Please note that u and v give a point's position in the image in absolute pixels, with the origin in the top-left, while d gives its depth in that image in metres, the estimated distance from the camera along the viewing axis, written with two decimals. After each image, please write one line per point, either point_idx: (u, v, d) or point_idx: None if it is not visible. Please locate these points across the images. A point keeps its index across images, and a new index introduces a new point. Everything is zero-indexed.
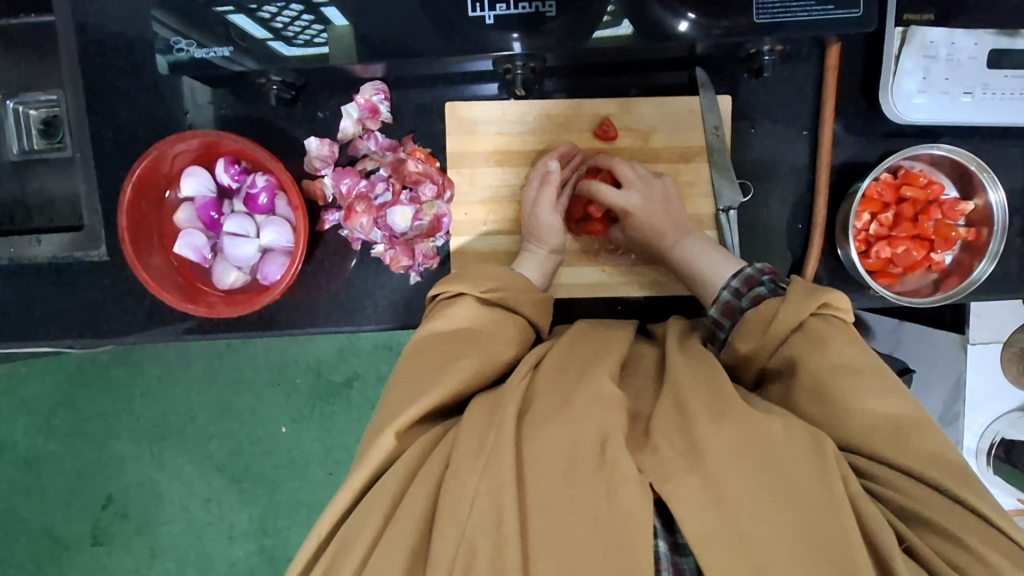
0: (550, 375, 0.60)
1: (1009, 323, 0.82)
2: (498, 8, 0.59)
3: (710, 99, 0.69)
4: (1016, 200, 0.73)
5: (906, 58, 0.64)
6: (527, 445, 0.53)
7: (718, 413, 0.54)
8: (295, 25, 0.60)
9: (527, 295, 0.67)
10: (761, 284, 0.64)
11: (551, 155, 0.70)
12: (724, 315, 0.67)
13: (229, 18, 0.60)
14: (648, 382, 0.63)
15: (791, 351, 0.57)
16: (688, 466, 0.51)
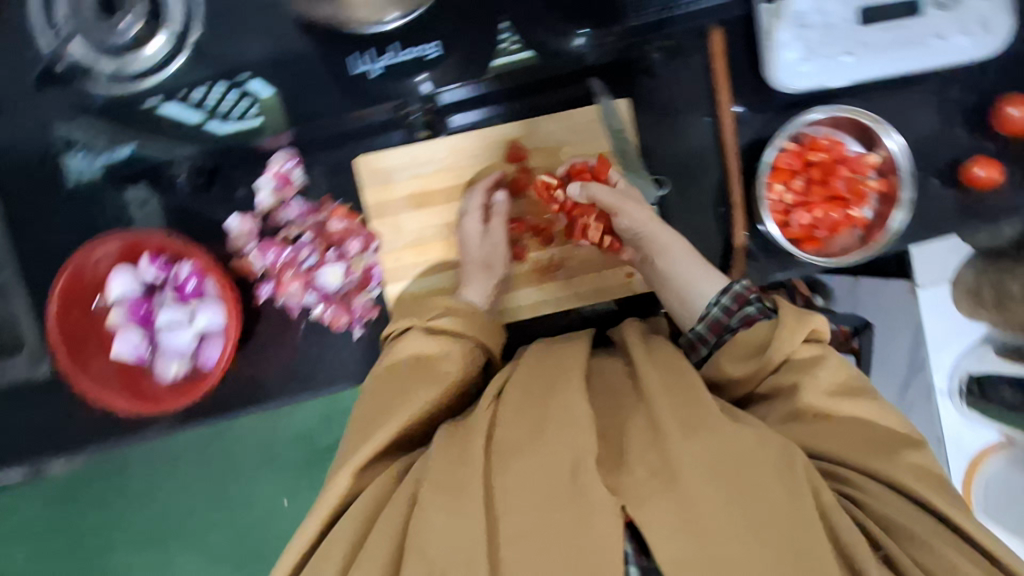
0: (514, 398, 0.58)
1: (951, 263, 0.90)
2: (383, 60, 0.59)
3: (609, 105, 0.71)
4: (929, 143, 0.74)
5: (780, 31, 0.65)
6: (497, 478, 0.51)
7: (692, 425, 0.51)
8: (223, 104, 0.61)
9: (475, 318, 0.66)
10: (751, 303, 0.61)
11: (485, 184, 0.70)
12: (710, 330, 0.63)
13: (161, 108, 0.60)
14: (614, 390, 0.61)
15: (784, 376, 0.56)
16: (662, 485, 0.49)
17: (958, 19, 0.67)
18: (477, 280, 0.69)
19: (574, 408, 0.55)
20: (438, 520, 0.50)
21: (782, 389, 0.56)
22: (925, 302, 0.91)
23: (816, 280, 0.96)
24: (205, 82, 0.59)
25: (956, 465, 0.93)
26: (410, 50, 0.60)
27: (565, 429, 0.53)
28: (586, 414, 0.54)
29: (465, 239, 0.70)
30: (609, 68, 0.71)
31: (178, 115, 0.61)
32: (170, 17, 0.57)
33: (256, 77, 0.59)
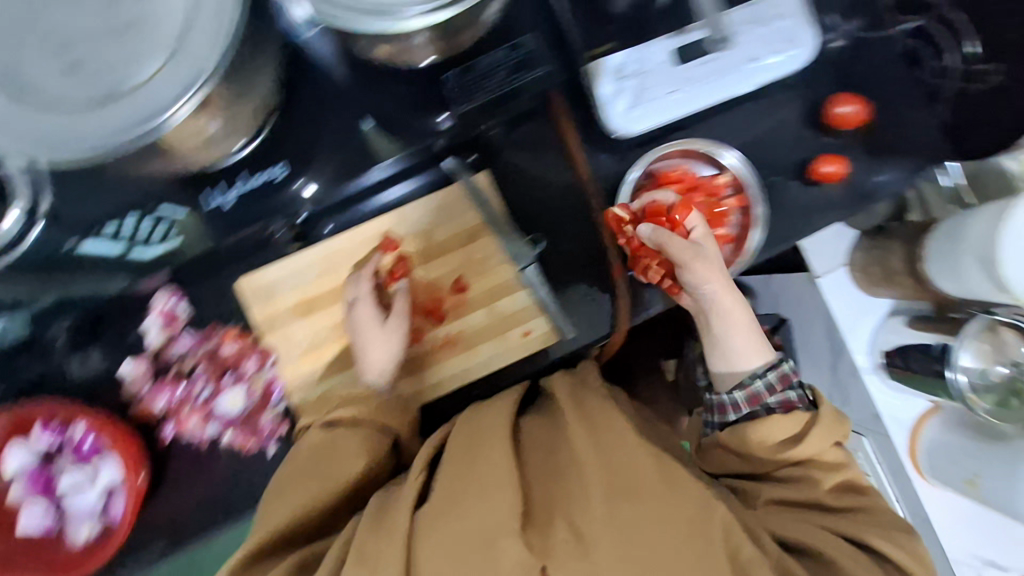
0: (447, 470, 0.61)
1: (840, 248, 0.93)
2: (231, 192, 0.60)
3: (470, 181, 0.72)
4: (775, 151, 0.78)
5: (604, 84, 0.69)
6: (422, 541, 0.56)
7: (617, 492, 0.58)
8: (139, 232, 0.60)
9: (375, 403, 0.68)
10: (793, 389, 0.67)
11: (369, 270, 0.71)
12: (748, 401, 0.67)
13: (79, 249, 0.59)
14: (542, 449, 0.66)
15: (800, 469, 0.65)
16: (579, 547, 0.55)
17: (767, 39, 0.70)
18: (372, 361, 0.71)
19: (497, 474, 0.60)
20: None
21: (796, 479, 0.65)
22: (827, 288, 0.93)
23: None
24: (114, 219, 0.57)
25: (898, 437, 0.94)
26: (260, 175, 0.61)
27: (482, 496, 0.57)
28: (512, 479, 0.59)
29: (357, 331, 0.70)
30: (467, 142, 0.70)
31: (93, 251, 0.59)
32: (13, 193, 0.53)
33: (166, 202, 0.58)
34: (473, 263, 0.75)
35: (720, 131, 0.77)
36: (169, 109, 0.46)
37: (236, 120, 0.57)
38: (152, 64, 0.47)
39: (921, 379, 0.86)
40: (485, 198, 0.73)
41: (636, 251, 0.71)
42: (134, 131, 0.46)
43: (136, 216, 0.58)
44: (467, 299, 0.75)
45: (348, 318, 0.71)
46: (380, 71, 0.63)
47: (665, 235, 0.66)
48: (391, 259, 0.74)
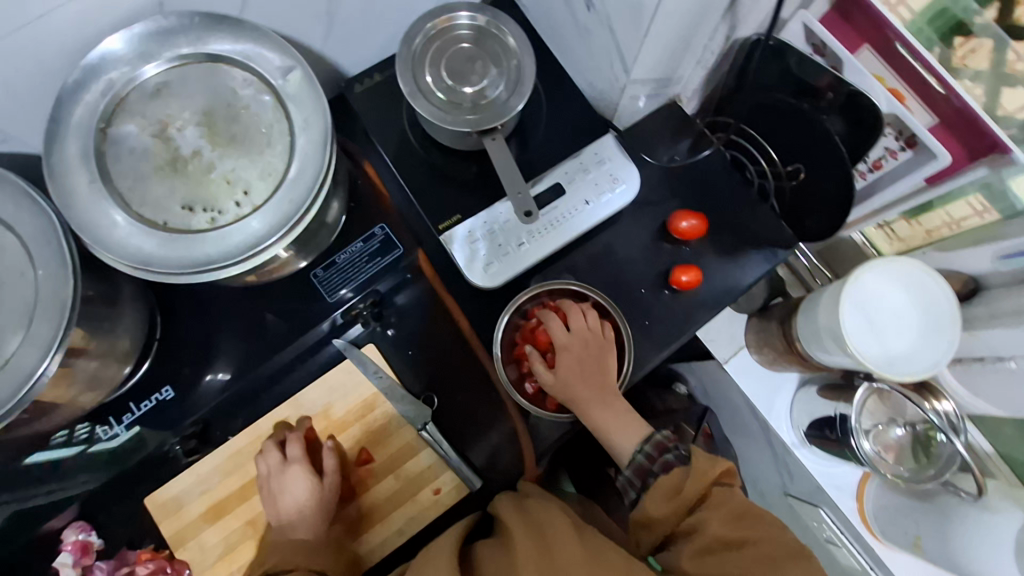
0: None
1: (737, 333, 0.98)
2: (125, 419, 0.67)
3: (358, 354, 0.78)
4: (636, 269, 0.85)
5: (456, 252, 0.76)
6: None
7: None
8: (91, 434, 0.67)
9: (307, 547, 0.69)
10: (669, 451, 0.72)
11: (292, 444, 0.74)
12: (636, 475, 0.72)
13: (36, 458, 0.66)
14: (490, 560, 0.67)
15: (694, 517, 0.66)
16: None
17: (595, 182, 0.80)
18: (297, 515, 0.72)
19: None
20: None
21: (694, 527, 0.65)
22: (738, 374, 0.97)
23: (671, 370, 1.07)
24: (67, 427, 0.65)
25: (846, 504, 0.92)
26: (146, 402, 0.68)
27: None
28: None
29: (284, 492, 0.73)
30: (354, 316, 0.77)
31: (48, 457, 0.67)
32: None
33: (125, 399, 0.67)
34: (373, 432, 0.77)
35: (582, 261, 0.83)
36: (39, 366, 0.52)
37: (111, 360, 0.63)
38: (14, 341, 0.54)
39: (839, 449, 0.88)
40: (373, 371, 0.77)
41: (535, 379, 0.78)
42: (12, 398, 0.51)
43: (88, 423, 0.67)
44: (375, 471, 0.77)
45: (264, 483, 0.73)
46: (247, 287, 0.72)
47: (539, 369, 0.75)
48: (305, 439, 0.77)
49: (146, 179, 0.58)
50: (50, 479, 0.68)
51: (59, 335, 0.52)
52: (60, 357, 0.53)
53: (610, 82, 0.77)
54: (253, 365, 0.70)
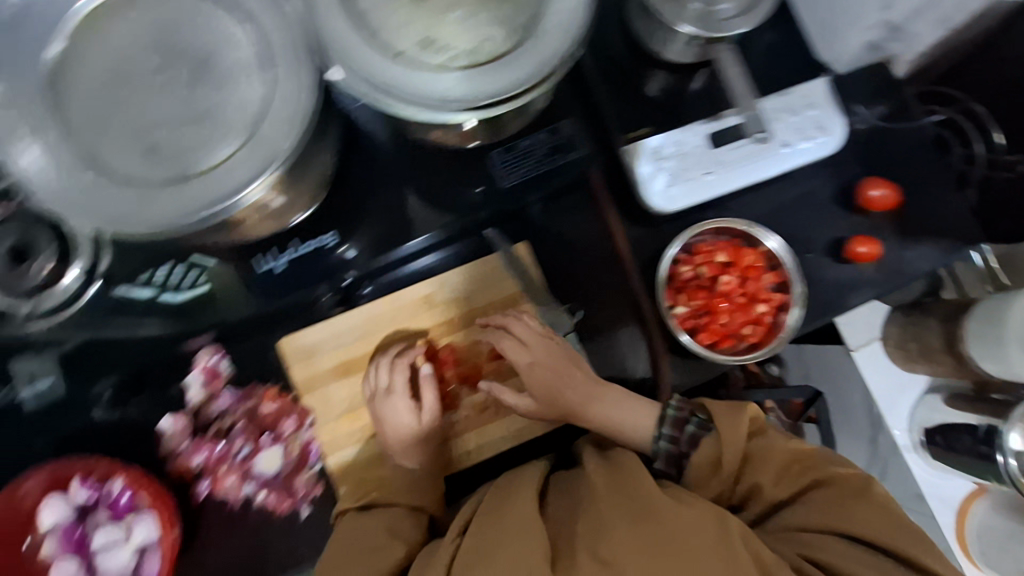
0: (478, 521, 0.63)
1: (874, 321, 0.93)
2: (284, 255, 0.66)
3: (509, 250, 0.75)
4: (806, 228, 0.80)
5: (640, 167, 0.71)
6: None
7: (637, 516, 0.59)
8: (172, 280, 0.64)
9: (406, 485, 0.71)
10: (691, 421, 0.69)
11: (415, 359, 0.73)
12: (667, 462, 0.68)
13: (121, 293, 0.65)
14: (567, 494, 0.67)
15: (747, 482, 0.68)
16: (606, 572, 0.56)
17: (797, 126, 0.73)
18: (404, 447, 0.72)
19: (528, 520, 0.61)
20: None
21: (753, 490, 0.67)
22: (864, 364, 0.93)
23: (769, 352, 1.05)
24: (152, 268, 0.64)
25: (943, 519, 0.91)
26: (309, 243, 0.67)
27: (519, 538, 0.59)
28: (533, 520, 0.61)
29: (387, 418, 0.71)
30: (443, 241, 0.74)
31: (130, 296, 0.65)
32: (77, 253, 0.64)
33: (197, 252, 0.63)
34: None
35: (753, 208, 0.79)
36: (244, 186, 0.47)
37: (296, 203, 0.62)
38: (226, 149, 0.48)
39: (969, 465, 0.84)
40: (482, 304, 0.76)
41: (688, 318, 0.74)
42: (208, 208, 0.47)
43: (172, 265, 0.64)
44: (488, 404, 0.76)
45: (386, 419, 0.71)
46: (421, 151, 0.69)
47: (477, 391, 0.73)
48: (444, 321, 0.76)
49: (390, 8, 0.53)
50: (127, 320, 0.66)
51: (276, 162, 0.48)
52: (269, 185, 0.48)
53: (843, 21, 0.71)
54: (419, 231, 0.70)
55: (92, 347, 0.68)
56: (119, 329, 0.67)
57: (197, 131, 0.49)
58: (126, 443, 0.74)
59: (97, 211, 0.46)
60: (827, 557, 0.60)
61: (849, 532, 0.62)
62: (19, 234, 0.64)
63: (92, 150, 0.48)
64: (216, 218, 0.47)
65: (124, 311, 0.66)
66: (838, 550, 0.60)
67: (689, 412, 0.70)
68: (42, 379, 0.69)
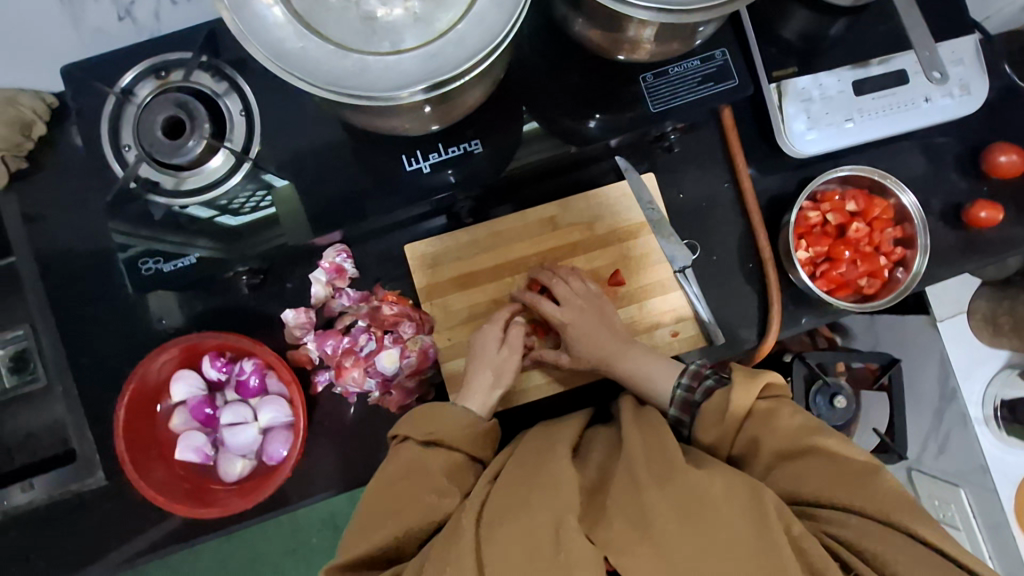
0: (508, 477, 0.60)
1: (964, 294, 0.95)
2: (432, 157, 0.67)
3: (637, 180, 0.77)
4: (922, 188, 0.82)
5: (787, 105, 0.72)
6: (488, 549, 0.53)
7: (666, 477, 0.55)
8: (235, 201, 0.67)
9: (467, 431, 0.65)
10: (708, 377, 0.66)
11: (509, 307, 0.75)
12: (683, 411, 0.66)
13: (191, 211, 0.68)
14: (605, 453, 0.64)
15: (748, 434, 0.60)
16: (640, 535, 0.51)
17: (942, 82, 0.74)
18: (476, 390, 0.70)
19: (559, 475, 0.58)
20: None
21: (750, 446, 0.60)
22: (948, 334, 0.95)
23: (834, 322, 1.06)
24: (222, 184, 0.67)
25: (1003, 493, 0.95)
26: (454, 148, 0.68)
27: (548, 492, 0.56)
28: (570, 479, 0.57)
29: (477, 351, 0.71)
30: (533, 178, 0.76)
31: (193, 213, 0.67)
32: (232, 136, 0.67)
33: (272, 171, 0.67)
34: (629, 259, 0.77)
35: (874, 163, 0.81)
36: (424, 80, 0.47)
37: (451, 110, 0.62)
38: (412, 39, 0.49)
39: None
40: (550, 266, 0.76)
41: (811, 261, 0.75)
42: (391, 91, 0.47)
43: (244, 183, 0.67)
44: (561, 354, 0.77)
45: (478, 351, 0.71)
46: (574, 71, 0.70)
47: (544, 307, 0.73)
48: (565, 243, 0.77)
49: None
50: (188, 231, 0.68)
51: (462, 66, 0.47)
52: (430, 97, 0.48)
53: None
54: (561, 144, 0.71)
55: (154, 256, 0.67)
56: (173, 244, 0.67)
57: (408, 17, 0.49)
58: (248, 330, 0.76)
59: (283, 55, 0.47)
60: (849, 536, 0.51)
61: (874, 513, 0.52)
62: (180, 106, 0.66)
63: (307, 13, 0.48)
64: (397, 101, 0.47)
65: (184, 226, 0.67)
66: (850, 525, 0.52)
67: (709, 368, 0.67)
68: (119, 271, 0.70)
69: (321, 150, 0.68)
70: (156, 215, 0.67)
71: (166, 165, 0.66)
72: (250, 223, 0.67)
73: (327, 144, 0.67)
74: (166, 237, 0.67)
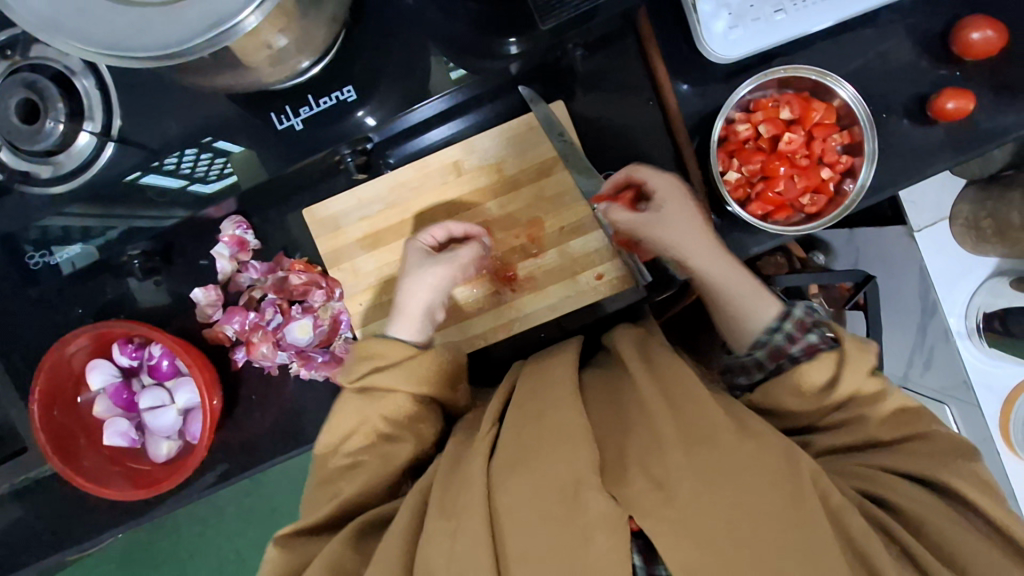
0: (512, 419, 0.55)
1: (945, 198, 0.85)
2: (303, 112, 0.60)
3: (544, 112, 0.69)
4: (882, 83, 0.71)
5: (702, 2, 0.62)
6: (500, 496, 0.49)
7: (695, 438, 0.49)
8: (197, 167, 0.63)
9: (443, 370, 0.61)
10: (812, 333, 0.57)
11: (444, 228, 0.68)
12: (770, 358, 0.59)
13: (143, 181, 0.63)
14: (611, 404, 0.58)
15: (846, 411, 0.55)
16: (664, 499, 0.47)
17: None
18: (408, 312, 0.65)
19: (569, 427, 0.52)
20: (444, 544, 0.48)
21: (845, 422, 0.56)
22: (925, 244, 0.86)
23: (811, 238, 0.92)
24: (175, 151, 0.61)
25: (988, 407, 0.88)
26: (326, 99, 0.60)
27: (560, 446, 0.50)
28: (586, 432, 0.51)
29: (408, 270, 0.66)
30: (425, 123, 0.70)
31: (160, 185, 0.63)
32: (91, 114, 0.62)
33: (222, 138, 0.61)
34: (544, 200, 0.71)
35: (822, 61, 0.70)
36: (241, 12, 0.43)
37: (302, 45, 0.55)
38: None
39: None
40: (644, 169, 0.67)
41: (746, 184, 0.67)
42: (203, 34, 0.43)
43: (195, 150, 0.62)
44: (534, 276, 0.72)
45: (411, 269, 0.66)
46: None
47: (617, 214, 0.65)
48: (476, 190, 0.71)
49: None
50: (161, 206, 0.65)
51: None
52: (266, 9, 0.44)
53: None
54: (459, 58, 0.63)
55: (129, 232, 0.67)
56: (151, 218, 0.65)
57: None
58: (165, 312, 0.74)
59: (82, 33, 0.43)
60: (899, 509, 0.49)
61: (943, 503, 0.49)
62: (30, 89, 0.62)
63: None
64: (213, 45, 0.44)
65: (156, 199, 0.64)
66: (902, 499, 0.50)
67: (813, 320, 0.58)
68: (73, 248, 0.69)
69: (176, 113, 0.61)
70: (40, 210, 0.64)
71: (33, 155, 0.63)
72: (218, 194, 0.64)
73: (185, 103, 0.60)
74: (110, 223, 0.66)
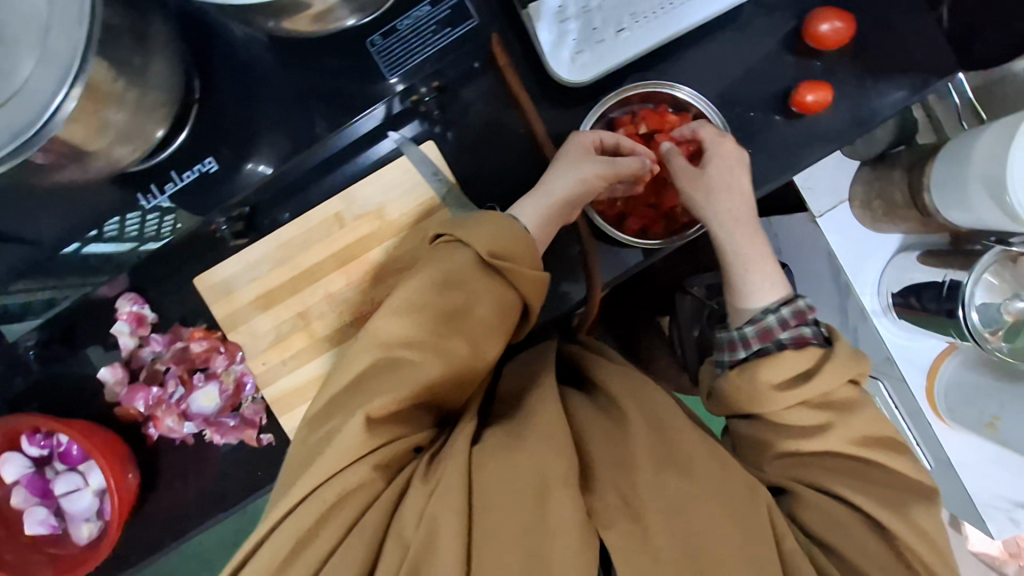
0: (503, 422, 0.56)
1: (840, 180, 0.85)
2: (167, 188, 0.60)
3: (416, 154, 0.70)
4: (749, 82, 0.71)
5: (543, 30, 0.63)
6: (482, 477, 0.49)
7: (666, 460, 0.51)
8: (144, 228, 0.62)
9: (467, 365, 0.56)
10: (807, 326, 0.59)
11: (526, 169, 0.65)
12: (758, 337, 0.59)
13: (85, 251, 0.61)
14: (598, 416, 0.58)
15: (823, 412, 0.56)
16: (630, 516, 0.48)
17: None
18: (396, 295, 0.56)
19: (557, 427, 0.52)
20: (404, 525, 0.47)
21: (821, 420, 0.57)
22: (829, 227, 0.85)
23: None
24: (117, 215, 0.60)
25: (913, 379, 0.87)
26: (190, 172, 0.61)
27: (546, 444, 0.51)
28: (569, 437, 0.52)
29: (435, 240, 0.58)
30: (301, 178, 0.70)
31: (104, 253, 0.62)
32: None
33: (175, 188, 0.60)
34: None
35: (685, 68, 0.70)
36: (54, 102, 0.44)
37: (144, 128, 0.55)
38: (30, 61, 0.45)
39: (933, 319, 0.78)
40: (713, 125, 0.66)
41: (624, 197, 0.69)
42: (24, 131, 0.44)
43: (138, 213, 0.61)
44: None
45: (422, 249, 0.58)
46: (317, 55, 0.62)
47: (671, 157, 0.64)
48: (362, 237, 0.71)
49: None
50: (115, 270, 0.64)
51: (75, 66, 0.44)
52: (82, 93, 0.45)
53: None
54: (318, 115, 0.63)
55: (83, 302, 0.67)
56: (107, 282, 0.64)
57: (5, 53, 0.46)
58: (74, 395, 0.75)
59: None
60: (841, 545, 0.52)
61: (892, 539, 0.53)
62: None
63: None
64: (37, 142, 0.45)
65: (105, 266, 0.63)
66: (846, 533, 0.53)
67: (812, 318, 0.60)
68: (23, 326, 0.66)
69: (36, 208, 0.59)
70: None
71: None
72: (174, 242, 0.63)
73: (39, 196, 0.58)
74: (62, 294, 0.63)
